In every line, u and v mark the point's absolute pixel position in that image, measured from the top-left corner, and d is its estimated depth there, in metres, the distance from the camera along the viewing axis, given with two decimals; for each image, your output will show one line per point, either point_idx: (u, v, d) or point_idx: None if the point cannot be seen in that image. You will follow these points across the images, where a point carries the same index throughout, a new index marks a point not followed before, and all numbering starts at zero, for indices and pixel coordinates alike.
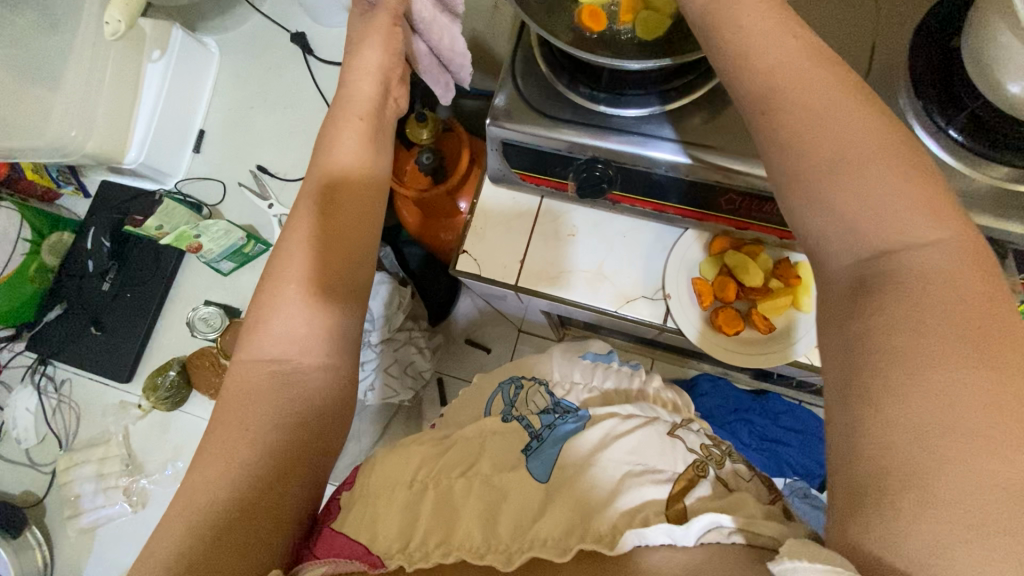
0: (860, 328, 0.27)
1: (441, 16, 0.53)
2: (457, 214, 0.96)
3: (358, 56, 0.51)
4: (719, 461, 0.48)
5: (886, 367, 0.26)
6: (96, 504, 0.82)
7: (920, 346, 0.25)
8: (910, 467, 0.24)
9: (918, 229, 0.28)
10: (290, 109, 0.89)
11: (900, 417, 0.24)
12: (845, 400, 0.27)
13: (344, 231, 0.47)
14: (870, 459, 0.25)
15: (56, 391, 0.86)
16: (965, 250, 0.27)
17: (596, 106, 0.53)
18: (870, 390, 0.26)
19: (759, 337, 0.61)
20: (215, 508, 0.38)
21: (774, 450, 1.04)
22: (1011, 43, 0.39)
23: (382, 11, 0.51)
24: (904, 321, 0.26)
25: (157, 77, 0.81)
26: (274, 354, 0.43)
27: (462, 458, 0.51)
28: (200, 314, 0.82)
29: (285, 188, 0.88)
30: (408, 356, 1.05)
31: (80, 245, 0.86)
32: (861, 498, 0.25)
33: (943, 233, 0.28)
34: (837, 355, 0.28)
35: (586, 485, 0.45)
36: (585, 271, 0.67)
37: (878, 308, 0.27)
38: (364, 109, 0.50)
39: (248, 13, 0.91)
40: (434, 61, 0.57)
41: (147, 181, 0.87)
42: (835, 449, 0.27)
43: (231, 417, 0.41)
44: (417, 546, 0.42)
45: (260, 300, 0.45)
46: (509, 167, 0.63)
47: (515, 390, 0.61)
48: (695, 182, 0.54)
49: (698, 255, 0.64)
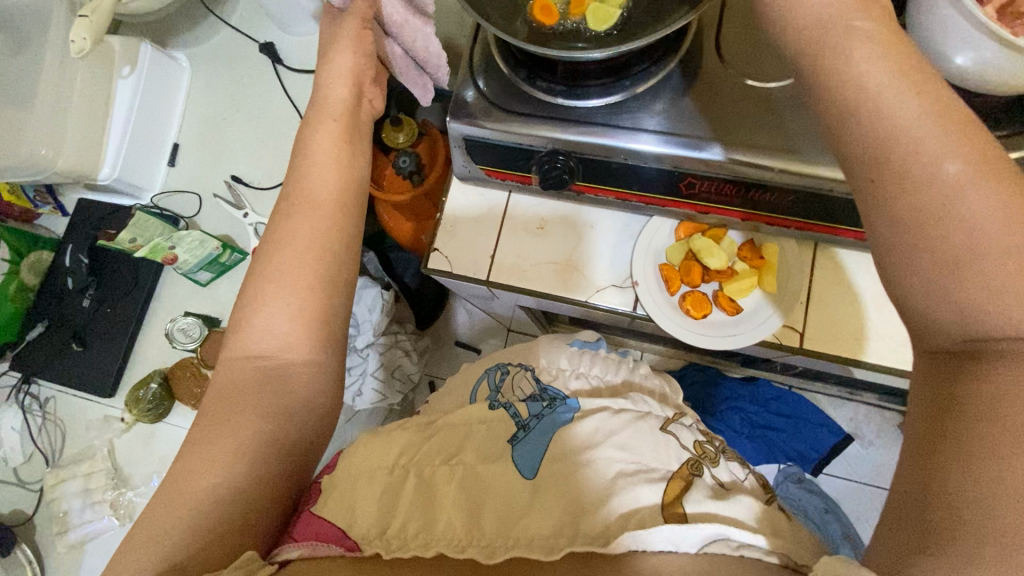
0: (960, 389, 0.27)
1: (412, 18, 0.51)
2: (433, 215, 0.98)
3: (329, 61, 0.52)
4: (712, 458, 0.53)
5: (979, 422, 0.25)
6: (84, 518, 0.82)
7: (1013, 405, 0.25)
8: (989, 520, 0.24)
9: (961, 237, 0.27)
10: (264, 118, 0.90)
11: (993, 474, 0.24)
12: (933, 445, 0.27)
13: (324, 231, 0.47)
14: (948, 507, 0.25)
15: (42, 410, 0.87)
16: (1003, 247, 0.26)
17: (554, 98, 0.56)
18: (958, 441, 0.26)
19: (725, 319, 0.63)
20: (199, 504, 0.39)
21: (765, 436, 1.08)
22: (952, 17, 0.43)
23: (352, 15, 0.52)
24: (1011, 389, 0.25)
25: (127, 94, 0.82)
26: (261, 353, 0.45)
27: (447, 444, 0.53)
28: (179, 325, 0.83)
29: (260, 196, 0.88)
30: (396, 360, 1.07)
31: (59, 263, 0.87)
32: (914, 531, 0.26)
33: (976, 227, 0.26)
34: (937, 395, 0.28)
35: (582, 479, 0.48)
36: (552, 261, 0.69)
37: (985, 373, 0.26)
38: (338, 112, 0.51)
39: (217, 25, 0.92)
40: (410, 62, 0.56)
41: (123, 197, 0.88)
42: (909, 490, 0.27)
43: (214, 418, 0.43)
44: (394, 533, 0.43)
45: (248, 303, 0.46)
46: (475, 164, 0.65)
47: (501, 376, 0.62)
48: (681, 174, 0.55)
49: (664, 241, 0.66)
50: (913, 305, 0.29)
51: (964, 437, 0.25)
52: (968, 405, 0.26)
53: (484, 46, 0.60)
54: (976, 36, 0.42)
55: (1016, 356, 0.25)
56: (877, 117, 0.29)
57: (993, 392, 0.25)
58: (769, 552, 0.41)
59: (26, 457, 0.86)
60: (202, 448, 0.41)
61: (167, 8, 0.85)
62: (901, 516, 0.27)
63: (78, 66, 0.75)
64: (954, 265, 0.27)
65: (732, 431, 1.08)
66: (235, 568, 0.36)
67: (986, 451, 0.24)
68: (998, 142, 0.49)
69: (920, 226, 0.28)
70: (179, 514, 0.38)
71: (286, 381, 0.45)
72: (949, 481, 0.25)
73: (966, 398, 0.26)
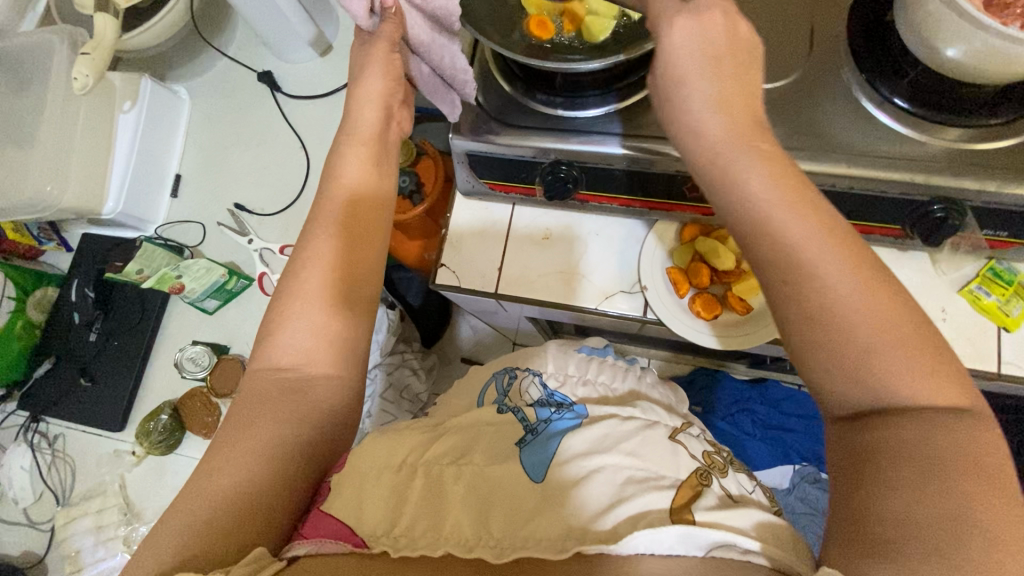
0: (876, 443, 0.29)
1: (438, 36, 0.54)
2: (436, 233, 1.00)
3: (358, 85, 0.52)
4: (721, 469, 0.52)
5: (897, 468, 0.28)
6: (96, 556, 0.81)
7: (925, 451, 0.28)
8: (928, 554, 0.26)
9: (862, 309, 0.30)
10: (264, 147, 0.91)
11: (919, 511, 0.27)
12: (862, 486, 0.29)
13: (346, 254, 0.48)
14: (885, 539, 0.27)
15: (50, 447, 0.86)
16: (900, 323, 0.30)
17: (554, 110, 0.57)
18: (888, 486, 0.28)
19: (737, 319, 0.64)
20: (198, 532, 0.37)
21: (779, 437, 1.07)
22: (939, 10, 0.45)
23: (380, 38, 0.51)
24: (922, 444, 0.28)
25: (130, 127, 0.83)
26: (288, 363, 0.45)
27: (455, 445, 0.51)
28: (188, 354, 0.83)
29: (264, 222, 0.89)
30: (403, 379, 1.08)
31: (65, 298, 0.87)
32: (854, 565, 0.28)
33: (874, 308, 0.30)
34: (850, 451, 0.31)
35: (581, 494, 0.46)
36: (558, 270, 0.69)
37: (890, 431, 0.29)
38: (368, 135, 0.52)
39: (216, 57, 0.93)
40: (438, 81, 0.58)
41: (127, 229, 0.88)
42: (851, 526, 0.29)
43: (231, 437, 0.42)
44: (401, 531, 0.43)
45: (268, 329, 0.46)
46: (478, 178, 0.66)
47: (509, 379, 0.61)
48: (673, 175, 0.56)
49: (669, 245, 0.66)
50: (823, 381, 0.31)
51: (890, 476, 0.28)
52: (883, 458, 0.29)
53: (481, 61, 0.61)
54: (964, 30, 0.44)
55: (915, 418, 0.29)
56: (783, 211, 0.33)
57: (897, 443, 0.29)
58: (767, 557, 0.42)
59: (36, 496, 0.85)
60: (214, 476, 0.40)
61: (167, 43, 0.87)
62: (844, 551, 0.29)
63: (80, 103, 0.76)
64: (833, 337, 0.31)
65: (745, 433, 1.08)
66: (246, 562, 0.36)
67: (912, 492, 0.27)
68: (992, 132, 0.50)
69: (870, 316, 0.30)
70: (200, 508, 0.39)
71: (311, 391, 0.45)
72: (883, 519, 0.28)
73: (878, 445, 0.29)
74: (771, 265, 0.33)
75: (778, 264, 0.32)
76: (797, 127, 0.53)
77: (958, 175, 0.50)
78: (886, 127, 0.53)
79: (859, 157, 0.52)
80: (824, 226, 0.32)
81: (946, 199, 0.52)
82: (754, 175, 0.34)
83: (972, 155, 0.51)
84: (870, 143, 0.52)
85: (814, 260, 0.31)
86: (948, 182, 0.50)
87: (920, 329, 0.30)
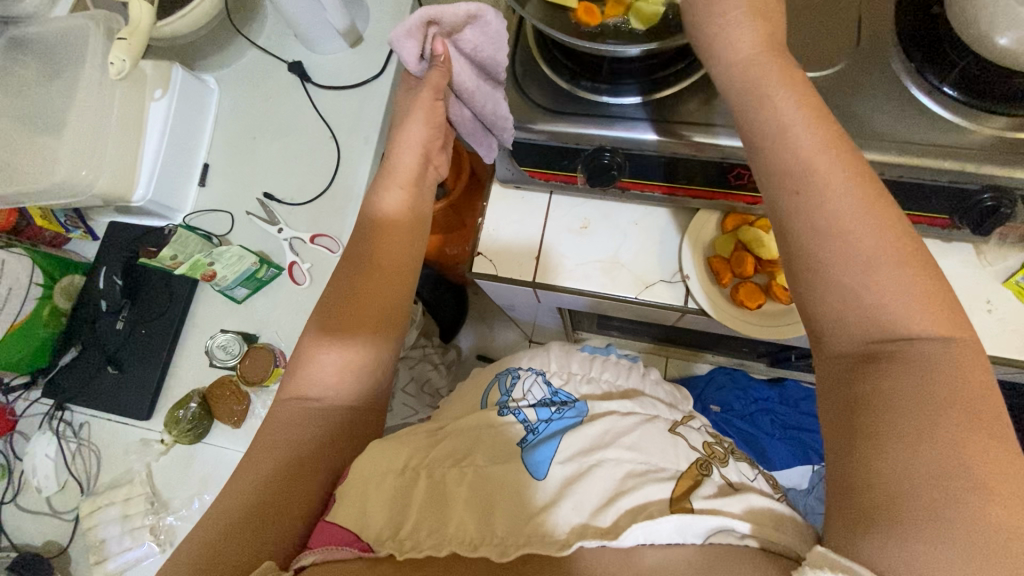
0: (869, 387, 0.33)
1: (483, 85, 0.56)
2: (465, 228, 1.00)
3: (404, 130, 0.55)
4: (721, 459, 0.52)
5: (891, 418, 0.31)
6: (123, 546, 0.80)
7: (918, 398, 0.31)
8: (922, 502, 0.29)
9: (867, 239, 0.35)
10: (291, 138, 0.89)
11: (912, 461, 0.30)
12: (854, 433, 0.33)
13: (390, 253, 0.51)
14: (879, 490, 0.31)
15: (76, 436, 0.85)
16: (900, 255, 0.34)
17: (599, 96, 0.56)
18: (882, 436, 0.31)
19: (782, 309, 0.63)
20: (207, 535, 0.40)
21: (799, 437, 1.06)
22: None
23: (426, 86, 0.53)
24: (915, 388, 0.32)
25: (161, 115, 0.82)
26: (311, 394, 0.47)
27: (457, 447, 0.51)
28: (219, 342, 0.83)
29: (293, 212, 0.86)
30: (424, 373, 1.06)
31: (91, 286, 0.87)
32: (851, 515, 0.31)
33: (879, 239, 0.34)
34: (845, 399, 0.34)
35: (582, 487, 0.46)
36: (600, 259, 0.69)
37: (888, 373, 0.33)
38: (406, 176, 0.55)
39: (245, 48, 0.93)
40: (477, 125, 0.60)
41: (156, 217, 0.87)
42: (848, 479, 0.32)
43: (265, 438, 0.45)
44: (408, 535, 0.42)
45: (325, 333, 0.48)
46: (518, 167, 0.66)
47: (512, 380, 0.59)
48: (721, 164, 0.56)
49: (710, 233, 0.66)
50: (821, 310, 0.36)
51: (884, 425, 0.32)
52: (877, 405, 0.32)
53: (523, 47, 0.60)
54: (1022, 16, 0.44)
55: (909, 359, 0.33)
56: (798, 144, 0.38)
57: (890, 389, 0.32)
58: (769, 542, 0.42)
59: (60, 485, 0.84)
60: (232, 489, 0.43)
61: (196, 32, 0.87)
62: (840, 503, 0.33)
63: (115, 86, 0.77)
64: (833, 263, 0.35)
65: (764, 434, 1.07)
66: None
67: (905, 440, 0.30)
68: None
69: (875, 243, 0.34)
70: (224, 522, 0.40)
71: (332, 416, 0.47)
72: (878, 471, 0.31)
73: (872, 394, 0.33)
74: (791, 180, 0.38)
75: (787, 187, 0.38)
76: (842, 117, 0.53)
77: (1000, 166, 0.50)
78: (932, 114, 0.52)
79: (906, 146, 0.52)
80: (835, 155, 0.37)
81: (992, 188, 0.51)
82: (774, 139, 0.39)
83: (1018, 144, 0.50)
84: (916, 132, 0.52)
85: (830, 180, 0.36)
86: (994, 172, 0.50)
87: (919, 261, 0.34)
